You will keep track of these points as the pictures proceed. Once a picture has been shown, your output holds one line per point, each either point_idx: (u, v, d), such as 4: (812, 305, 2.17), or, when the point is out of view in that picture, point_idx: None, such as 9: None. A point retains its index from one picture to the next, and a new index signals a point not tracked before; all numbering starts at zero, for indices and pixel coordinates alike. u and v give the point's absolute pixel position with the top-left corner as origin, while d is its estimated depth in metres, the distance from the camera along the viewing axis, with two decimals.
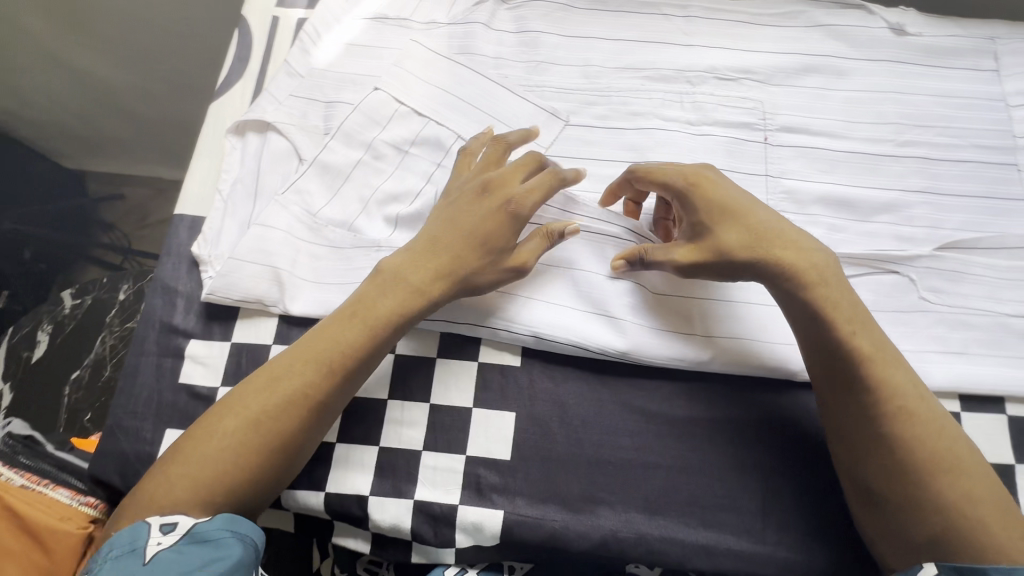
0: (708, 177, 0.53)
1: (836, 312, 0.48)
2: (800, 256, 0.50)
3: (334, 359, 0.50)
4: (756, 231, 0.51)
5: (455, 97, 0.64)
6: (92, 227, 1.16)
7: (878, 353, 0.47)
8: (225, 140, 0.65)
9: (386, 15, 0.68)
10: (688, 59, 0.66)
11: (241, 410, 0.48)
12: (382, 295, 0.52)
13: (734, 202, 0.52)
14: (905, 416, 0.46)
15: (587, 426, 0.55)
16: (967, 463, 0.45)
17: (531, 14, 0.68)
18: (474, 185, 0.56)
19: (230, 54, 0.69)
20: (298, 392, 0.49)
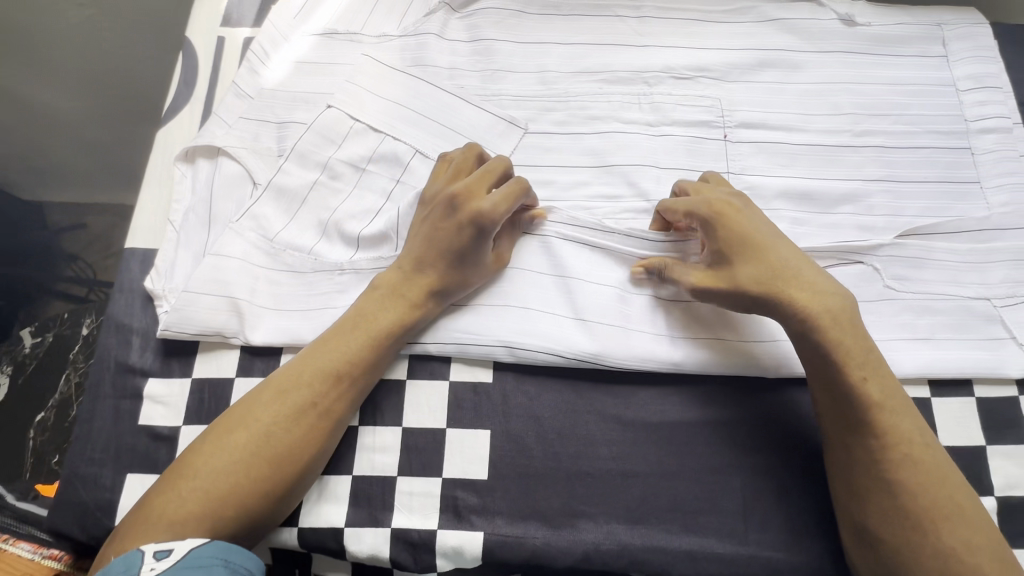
0: (733, 207, 0.53)
1: (849, 355, 0.48)
2: (815, 303, 0.49)
3: (340, 373, 0.50)
4: (772, 272, 0.50)
5: (412, 110, 0.63)
6: (57, 261, 1.01)
7: (888, 396, 0.47)
8: (174, 168, 0.63)
9: (335, 30, 0.67)
10: (644, 60, 0.66)
11: (227, 459, 0.46)
12: (382, 308, 0.53)
13: (756, 239, 0.51)
14: (909, 461, 0.46)
15: (564, 439, 0.54)
16: (968, 511, 0.45)
17: (484, 21, 0.67)
18: (440, 212, 0.54)
19: (175, 78, 0.67)
20: (303, 413, 0.48)
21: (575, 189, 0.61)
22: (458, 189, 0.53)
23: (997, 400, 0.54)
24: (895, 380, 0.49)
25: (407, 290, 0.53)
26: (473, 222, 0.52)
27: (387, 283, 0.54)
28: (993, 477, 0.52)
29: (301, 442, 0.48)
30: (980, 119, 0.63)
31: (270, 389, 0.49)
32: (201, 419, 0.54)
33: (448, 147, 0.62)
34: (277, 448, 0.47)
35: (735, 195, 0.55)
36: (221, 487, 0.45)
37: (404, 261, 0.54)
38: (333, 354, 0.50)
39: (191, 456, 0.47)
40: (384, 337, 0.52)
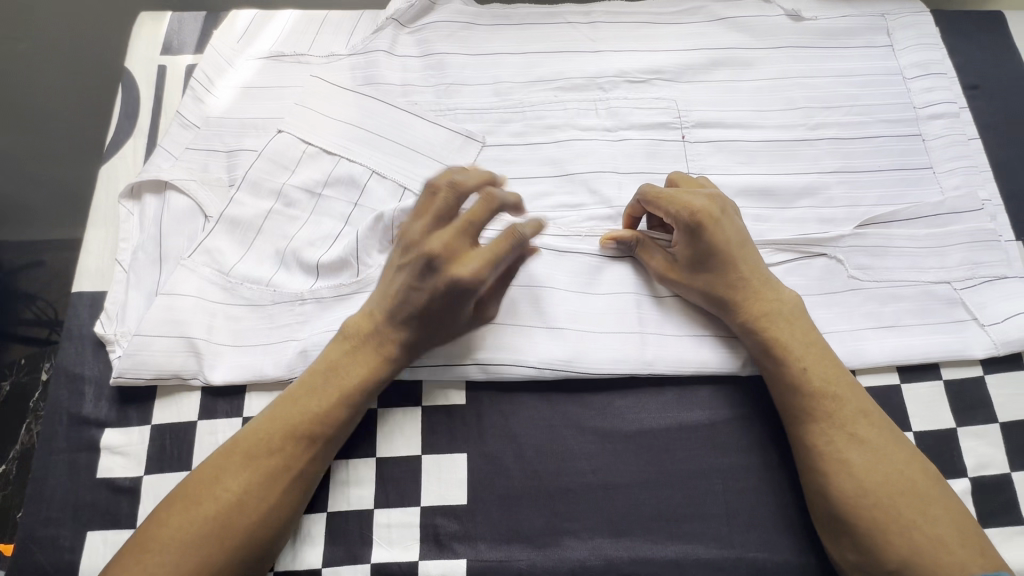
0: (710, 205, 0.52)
1: (785, 349, 0.50)
2: (755, 300, 0.52)
3: (314, 428, 0.48)
4: (733, 281, 0.52)
5: (366, 130, 0.62)
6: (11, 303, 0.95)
7: (830, 382, 0.49)
8: (120, 207, 0.60)
9: (282, 53, 0.65)
10: (597, 65, 0.65)
11: (198, 521, 0.44)
12: (354, 358, 0.50)
13: (727, 244, 0.52)
14: (854, 440, 0.47)
15: (542, 455, 0.53)
16: (922, 484, 0.46)
17: (434, 35, 0.66)
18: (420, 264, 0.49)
19: (116, 111, 0.64)
20: (276, 465, 0.46)
21: (537, 200, 0.60)
22: (442, 248, 0.48)
23: (964, 381, 0.55)
24: (836, 359, 0.51)
25: (381, 346, 0.50)
26: (457, 281, 0.48)
27: (360, 332, 0.51)
28: (966, 458, 0.53)
29: (274, 493, 0.46)
30: (929, 106, 0.64)
31: (237, 444, 0.47)
32: (164, 467, 0.52)
33: (405, 165, 0.61)
34: (250, 502, 0.45)
35: (718, 196, 0.54)
36: (194, 550, 0.43)
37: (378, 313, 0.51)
38: (304, 409, 0.48)
39: (160, 521, 0.45)
40: (358, 390, 0.49)
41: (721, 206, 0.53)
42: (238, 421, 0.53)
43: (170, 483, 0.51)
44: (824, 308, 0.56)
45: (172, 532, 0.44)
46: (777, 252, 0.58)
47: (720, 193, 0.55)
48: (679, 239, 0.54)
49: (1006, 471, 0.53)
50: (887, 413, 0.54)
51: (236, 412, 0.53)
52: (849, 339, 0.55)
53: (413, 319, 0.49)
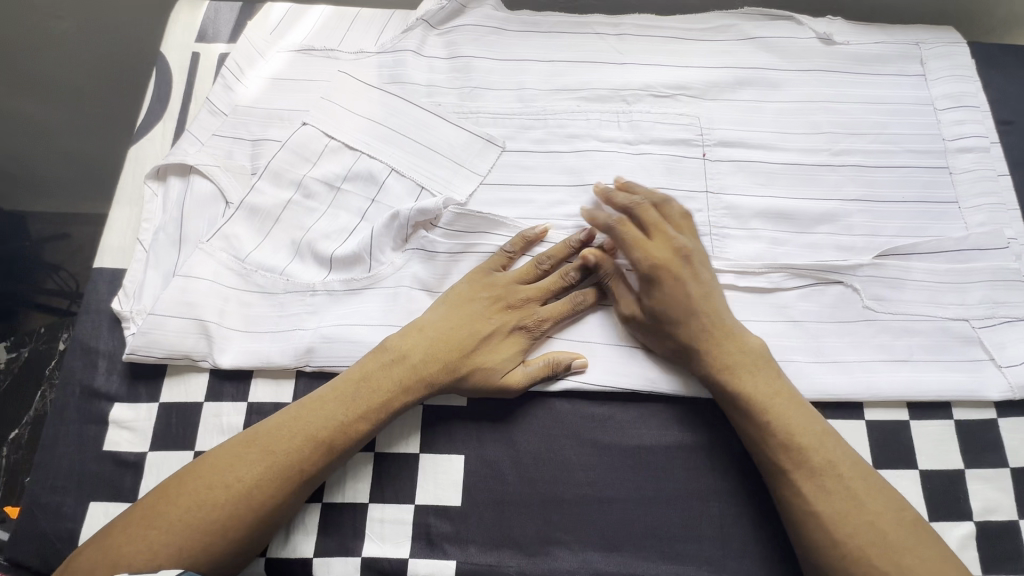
0: (672, 258, 0.53)
1: (750, 399, 0.49)
2: (719, 354, 0.51)
3: (334, 436, 0.49)
4: (698, 334, 0.51)
5: (389, 129, 0.62)
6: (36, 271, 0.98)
7: (798, 432, 0.48)
8: (145, 187, 0.61)
9: (312, 47, 0.66)
10: (622, 78, 0.65)
11: (201, 502, 0.45)
12: (391, 374, 0.51)
13: (685, 300, 0.52)
14: (822, 490, 0.46)
15: (540, 464, 0.53)
16: (893, 536, 0.45)
17: (462, 38, 0.67)
18: (501, 308, 0.54)
19: (149, 94, 0.66)
20: (281, 465, 0.47)
21: (552, 208, 0.60)
22: (517, 299, 0.55)
23: (975, 423, 0.54)
24: (806, 406, 0.50)
25: (428, 374, 0.51)
26: (529, 327, 0.54)
27: (405, 351, 0.52)
28: (972, 501, 0.52)
29: (271, 486, 0.47)
30: (958, 139, 0.63)
31: (252, 437, 0.48)
32: (168, 445, 0.53)
33: (424, 165, 0.61)
34: (251, 493, 0.46)
35: (689, 249, 0.54)
36: (188, 533, 0.44)
37: (436, 343, 0.52)
38: (331, 416, 0.49)
39: (167, 497, 0.46)
40: (390, 409, 0.50)
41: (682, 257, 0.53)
42: (242, 406, 0.54)
43: (173, 461, 0.53)
44: (836, 336, 0.55)
45: (176, 509, 0.45)
46: (791, 276, 0.57)
47: (697, 242, 0.56)
48: (643, 284, 0.54)
49: (1013, 518, 0.51)
50: (892, 449, 0.53)
51: (242, 397, 0.54)
52: (860, 370, 0.54)
53: (474, 355, 0.53)
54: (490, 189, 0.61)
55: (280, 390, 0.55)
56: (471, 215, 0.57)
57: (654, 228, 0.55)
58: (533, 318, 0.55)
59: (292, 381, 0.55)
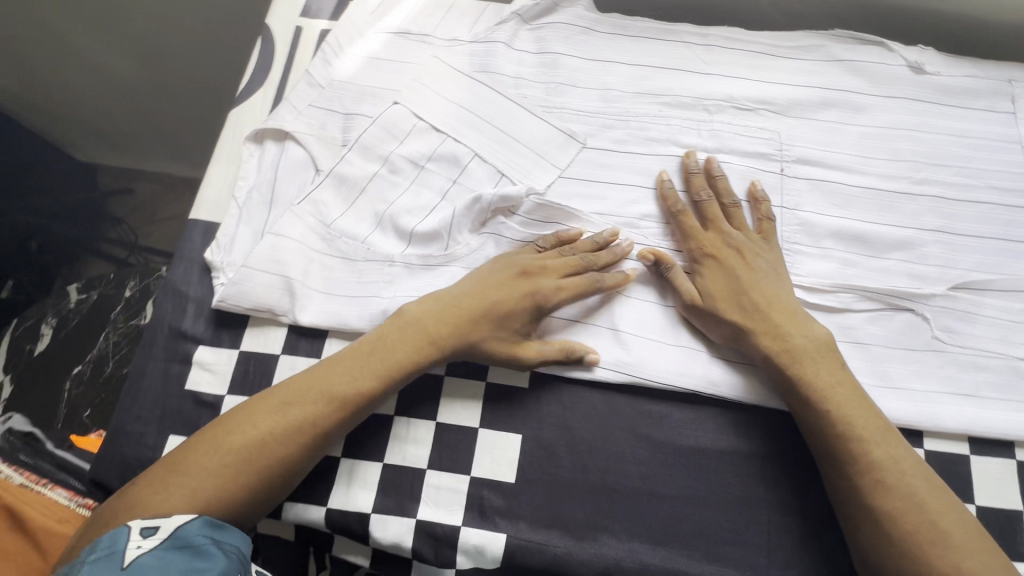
0: (726, 249, 0.57)
1: (811, 386, 0.50)
2: (771, 334, 0.52)
3: (349, 396, 0.50)
4: (742, 312, 0.54)
5: (476, 115, 0.65)
6: (103, 221, 1.23)
7: (860, 424, 0.49)
8: (243, 147, 0.65)
9: (408, 30, 0.69)
10: (707, 87, 0.66)
11: (228, 450, 0.47)
12: (406, 342, 0.53)
13: (732, 283, 0.55)
14: (880, 485, 0.47)
15: (594, 451, 0.54)
16: (957, 538, 0.45)
17: (553, 35, 0.69)
18: (516, 290, 0.55)
19: (252, 61, 0.69)
20: (299, 420, 0.49)
21: (627, 207, 0.61)
22: (536, 274, 0.56)
23: None
24: (869, 401, 0.50)
25: (437, 342, 0.53)
26: (543, 303, 0.55)
27: (420, 319, 0.53)
28: None
29: (288, 438, 0.48)
30: None
31: (276, 394, 0.50)
32: (245, 391, 0.56)
33: (507, 153, 0.63)
34: (268, 445, 0.48)
35: (738, 243, 0.57)
36: (207, 479, 0.46)
37: (449, 317, 0.54)
38: (350, 377, 0.51)
39: (196, 443, 0.48)
40: (399, 373, 0.52)
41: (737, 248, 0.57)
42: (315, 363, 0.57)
43: None
44: (901, 363, 0.56)
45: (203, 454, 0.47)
46: (862, 298, 0.57)
47: (770, 239, 0.58)
48: (694, 271, 0.57)
49: None
50: (950, 481, 0.53)
51: (316, 354, 0.57)
52: (923, 399, 0.54)
53: (485, 330, 0.54)
54: (568, 182, 0.62)
55: None
56: (549, 206, 0.59)
57: (712, 219, 0.59)
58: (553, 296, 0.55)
59: None
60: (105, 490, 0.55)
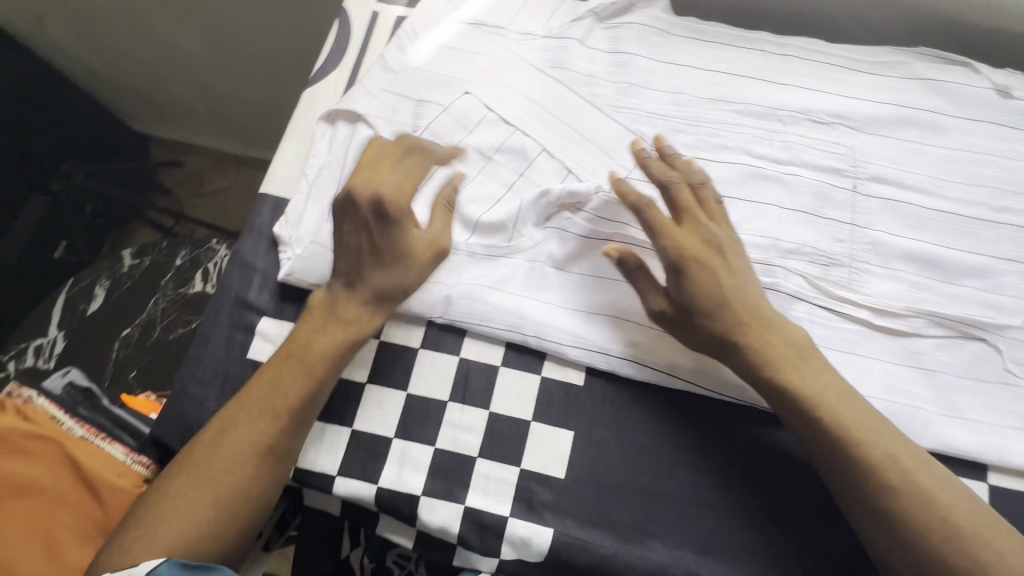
0: (705, 250, 0.51)
1: (801, 391, 0.48)
2: (756, 351, 0.49)
3: (283, 404, 0.51)
4: (726, 325, 0.50)
5: (546, 110, 0.65)
6: (151, 188, 1.46)
7: (858, 431, 0.47)
8: (316, 127, 0.66)
9: (483, 21, 0.69)
10: (782, 97, 0.65)
11: (187, 486, 0.49)
12: (323, 349, 0.53)
13: (717, 292, 0.50)
14: (886, 488, 0.46)
15: (644, 454, 0.54)
16: (967, 532, 0.44)
17: (627, 36, 0.69)
18: (369, 214, 0.53)
19: (328, 43, 0.71)
20: (245, 439, 0.50)
21: None
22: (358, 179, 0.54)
23: None
24: (862, 403, 0.49)
25: (334, 287, 0.55)
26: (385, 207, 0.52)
27: (337, 320, 0.54)
28: None
29: (241, 454, 0.49)
30: None
31: (219, 423, 0.51)
32: None
33: (575, 150, 0.63)
34: (225, 467, 0.49)
35: (716, 238, 0.52)
36: (175, 517, 0.47)
37: (341, 263, 0.54)
38: (280, 390, 0.51)
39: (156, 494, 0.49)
40: (321, 372, 0.52)
41: (710, 244, 0.51)
42: (374, 344, 0.58)
43: None
44: (969, 393, 0.54)
45: (162, 498, 0.49)
46: (932, 324, 0.56)
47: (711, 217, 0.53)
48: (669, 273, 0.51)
49: None
50: (1013, 519, 0.51)
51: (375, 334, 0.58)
52: (991, 433, 0.53)
53: (365, 261, 0.54)
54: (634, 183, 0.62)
55: (410, 335, 0.58)
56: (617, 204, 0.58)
57: (678, 214, 0.53)
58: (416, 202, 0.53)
59: (422, 328, 0.58)
60: (165, 448, 0.57)
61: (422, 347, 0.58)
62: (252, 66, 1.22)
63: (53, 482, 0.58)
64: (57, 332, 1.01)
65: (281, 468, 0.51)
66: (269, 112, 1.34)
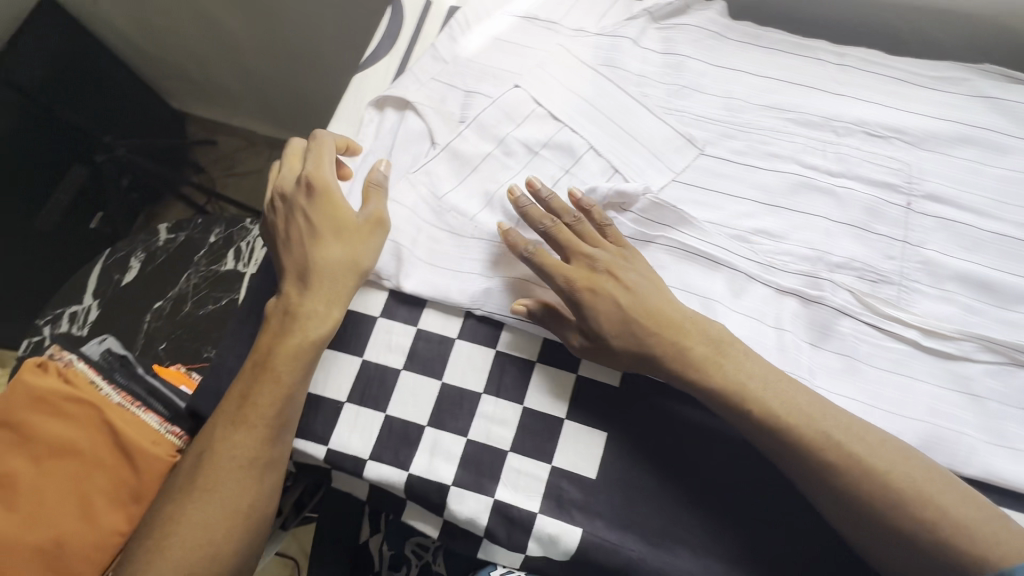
0: (601, 278, 0.54)
1: (718, 378, 0.51)
2: (677, 357, 0.52)
3: (254, 417, 0.52)
4: (639, 342, 0.52)
5: (595, 109, 0.64)
6: (186, 166, 1.50)
7: (782, 411, 0.49)
8: (364, 112, 0.66)
9: (536, 16, 0.69)
10: (838, 108, 0.64)
11: (178, 509, 0.50)
12: (288, 359, 0.53)
13: (620, 318, 0.53)
14: (823, 466, 0.47)
15: (676, 461, 0.53)
16: (919, 496, 0.46)
17: (681, 37, 0.68)
18: (300, 200, 0.58)
19: (380, 30, 0.72)
20: (223, 456, 0.51)
21: (740, 220, 0.60)
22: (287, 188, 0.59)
23: None
24: (790, 383, 0.51)
25: (285, 291, 0.56)
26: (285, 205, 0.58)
27: (296, 322, 0.54)
28: None
29: (225, 473, 0.51)
30: None
31: (200, 445, 0.53)
32: (342, 346, 0.58)
33: (622, 149, 0.63)
34: (214, 486, 0.50)
35: (602, 264, 0.55)
36: (176, 542, 0.49)
37: (290, 264, 0.57)
38: (251, 404, 0.52)
39: (155, 525, 0.50)
40: (286, 379, 0.53)
41: (609, 267, 0.54)
42: (411, 331, 0.58)
43: (342, 362, 0.57)
44: (1020, 423, 0.52)
45: (158, 524, 0.50)
46: (983, 349, 0.54)
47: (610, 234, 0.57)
48: (575, 310, 0.54)
49: None
50: None
51: (413, 321, 0.58)
52: None
53: (307, 245, 0.56)
54: (680, 187, 0.61)
55: (448, 325, 0.58)
56: (664, 207, 0.58)
57: (572, 245, 0.55)
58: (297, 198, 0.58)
59: (461, 318, 0.58)
60: (201, 420, 0.58)
61: (458, 337, 0.58)
62: (301, 56, 1.23)
63: (90, 446, 0.59)
64: (92, 301, 1.04)
65: (265, 480, 0.52)
66: (313, 100, 1.36)
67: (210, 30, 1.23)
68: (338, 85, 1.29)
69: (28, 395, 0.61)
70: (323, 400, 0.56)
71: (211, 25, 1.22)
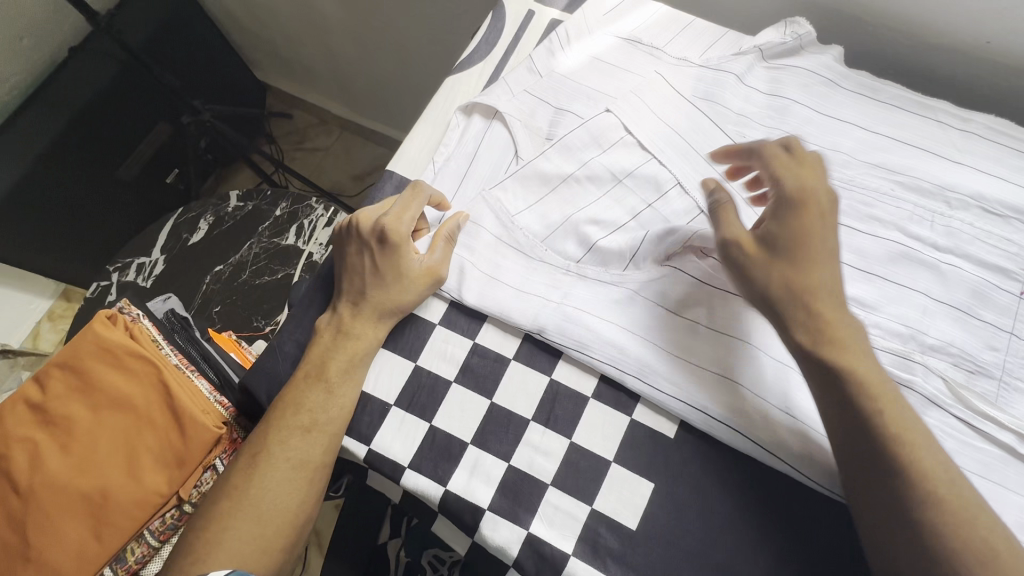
0: (818, 210, 0.50)
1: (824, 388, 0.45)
2: (815, 329, 0.46)
3: (307, 426, 0.53)
4: (793, 294, 0.47)
5: (687, 143, 0.61)
6: (261, 134, 1.56)
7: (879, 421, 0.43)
8: (452, 117, 0.66)
9: (639, 39, 0.68)
10: (955, 177, 0.59)
11: (233, 505, 0.52)
12: (343, 372, 0.55)
13: (817, 243, 0.49)
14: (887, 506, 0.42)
15: (727, 529, 0.50)
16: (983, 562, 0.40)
17: (789, 80, 0.64)
18: (372, 239, 0.58)
19: (479, 36, 0.72)
20: (276, 460, 0.53)
21: None
22: (366, 223, 0.59)
23: None
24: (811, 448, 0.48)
25: (339, 310, 0.58)
26: (359, 239, 0.59)
27: (348, 339, 0.56)
28: None
29: (281, 474, 0.53)
30: None
31: (254, 445, 0.54)
32: (396, 349, 0.57)
33: None
34: (270, 486, 0.52)
35: (825, 201, 0.51)
36: (233, 534, 0.51)
37: (348, 287, 0.58)
38: (305, 412, 0.53)
39: (208, 517, 0.52)
40: (337, 388, 0.54)
41: (828, 207, 0.51)
42: (467, 344, 0.57)
43: (394, 364, 0.57)
44: None
45: (209, 522, 0.52)
46: None
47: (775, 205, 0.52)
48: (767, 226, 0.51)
49: None
50: None
51: (471, 334, 0.57)
52: None
53: (367, 281, 0.57)
54: None
55: (505, 344, 0.57)
56: None
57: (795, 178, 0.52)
58: (370, 236, 0.58)
59: (518, 340, 0.57)
60: (251, 397, 0.60)
61: (514, 358, 0.56)
62: (391, 50, 1.26)
63: (147, 405, 0.61)
64: (159, 255, 1.08)
65: (315, 482, 0.54)
66: (397, 93, 1.39)
67: (308, 16, 1.27)
68: (423, 80, 1.30)
69: (95, 344, 0.63)
70: (370, 399, 0.56)
71: (310, 12, 1.25)
